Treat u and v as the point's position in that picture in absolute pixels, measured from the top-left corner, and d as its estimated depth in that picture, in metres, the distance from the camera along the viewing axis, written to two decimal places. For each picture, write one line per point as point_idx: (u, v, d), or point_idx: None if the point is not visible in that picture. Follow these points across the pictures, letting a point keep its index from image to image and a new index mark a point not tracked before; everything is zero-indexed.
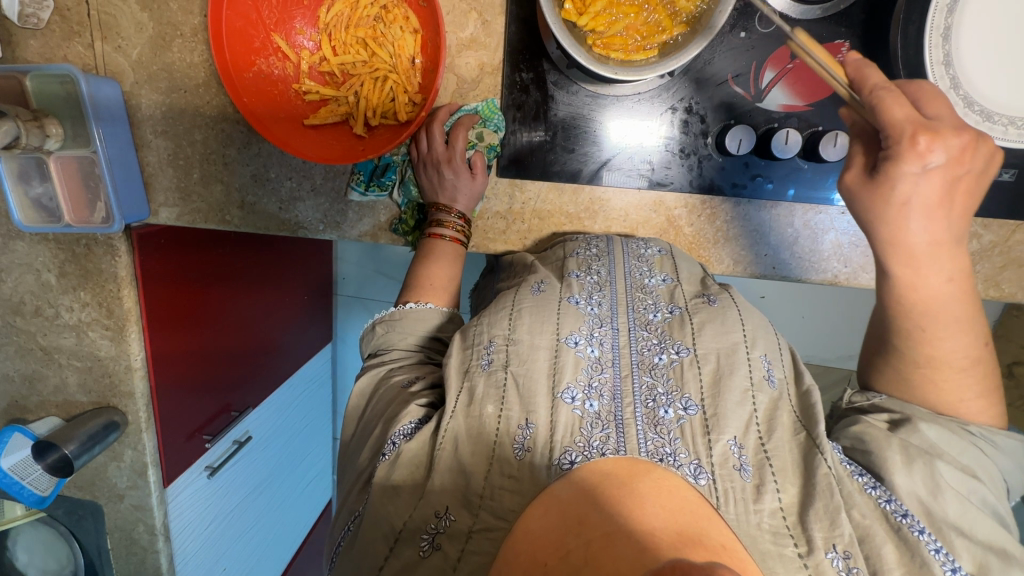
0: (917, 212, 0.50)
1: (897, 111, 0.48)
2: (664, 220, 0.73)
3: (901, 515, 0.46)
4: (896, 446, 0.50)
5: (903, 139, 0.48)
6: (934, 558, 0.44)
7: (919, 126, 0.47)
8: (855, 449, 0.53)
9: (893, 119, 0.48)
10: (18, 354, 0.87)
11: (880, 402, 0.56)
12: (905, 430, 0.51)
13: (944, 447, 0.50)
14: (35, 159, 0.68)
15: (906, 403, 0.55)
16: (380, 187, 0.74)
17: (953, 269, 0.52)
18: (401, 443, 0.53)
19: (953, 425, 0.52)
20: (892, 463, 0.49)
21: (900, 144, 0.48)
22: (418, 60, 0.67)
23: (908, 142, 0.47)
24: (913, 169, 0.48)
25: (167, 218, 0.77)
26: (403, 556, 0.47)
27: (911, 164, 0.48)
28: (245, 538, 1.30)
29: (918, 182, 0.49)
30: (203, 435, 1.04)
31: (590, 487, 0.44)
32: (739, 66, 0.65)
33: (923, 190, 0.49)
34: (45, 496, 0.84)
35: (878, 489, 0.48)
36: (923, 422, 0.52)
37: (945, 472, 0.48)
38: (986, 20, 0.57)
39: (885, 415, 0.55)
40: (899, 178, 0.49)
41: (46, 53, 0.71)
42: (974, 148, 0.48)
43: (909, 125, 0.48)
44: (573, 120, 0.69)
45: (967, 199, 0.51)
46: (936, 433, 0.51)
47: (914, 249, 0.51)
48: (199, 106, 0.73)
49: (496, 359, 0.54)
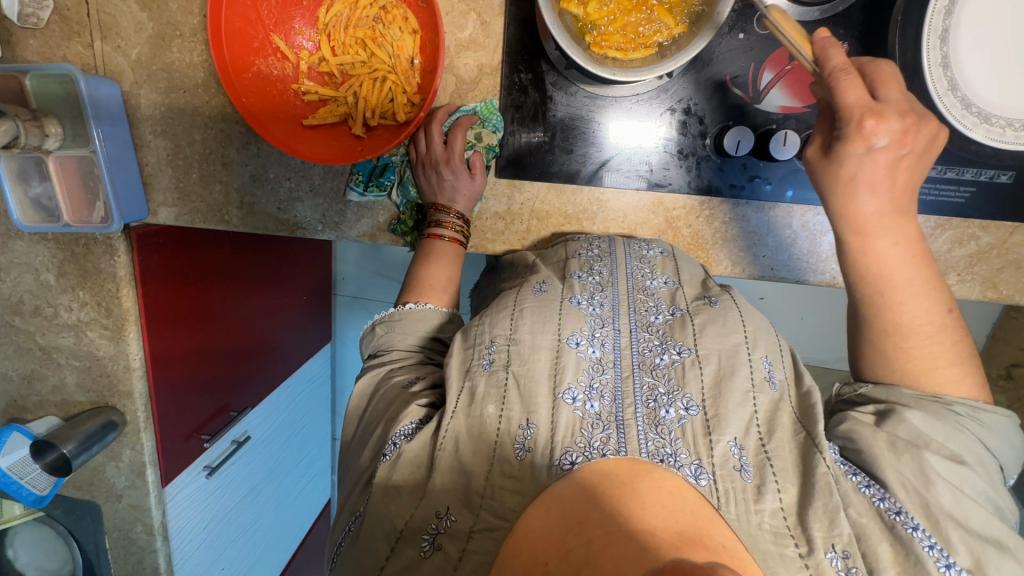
0: (863, 189, 0.52)
1: (849, 94, 0.49)
2: (662, 222, 0.73)
3: (894, 514, 0.46)
4: (883, 440, 0.50)
5: (850, 122, 0.50)
6: (929, 555, 0.44)
7: (866, 110, 0.49)
8: (847, 448, 0.52)
9: (845, 102, 0.50)
10: (17, 353, 0.87)
11: (867, 393, 0.56)
12: (891, 422, 0.52)
13: (930, 434, 0.50)
14: (34, 159, 0.68)
15: (891, 388, 0.55)
16: (378, 187, 0.74)
17: (901, 236, 0.53)
18: (402, 444, 0.53)
19: (936, 407, 0.52)
20: (883, 459, 0.49)
21: (849, 128, 0.50)
22: (417, 60, 0.67)
23: (855, 125, 0.49)
24: (858, 150, 0.50)
25: (166, 218, 0.77)
26: (404, 556, 0.47)
27: (856, 145, 0.50)
28: (244, 538, 1.30)
29: (863, 161, 0.51)
30: (202, 435, 1.05)
31: (590, 487, 0.44)
32: (738, 67, 0.65)
33: (870, 168, 0.51)
34: (43, 496, 0.84)
35: (871, 487, 0.48)
36: (908, 410, 0.52)
37: (935, 462, 0.48)
38: (983, 23, 0.57)
39: (871, 406, 0.55)
40: (847, 158, 0.51)
41: (46, 52, 0.71)
42: (917, 130, 0.50)
43: (857, 108, 0.49)
44: (573, 122, 0.69)
45: (912, 176, 0.53)
46: (921, 420, 0.51)
47: (863, 220, 0.53)
48: (198, 106, 0.73)
49: (497, 359, 0.55)
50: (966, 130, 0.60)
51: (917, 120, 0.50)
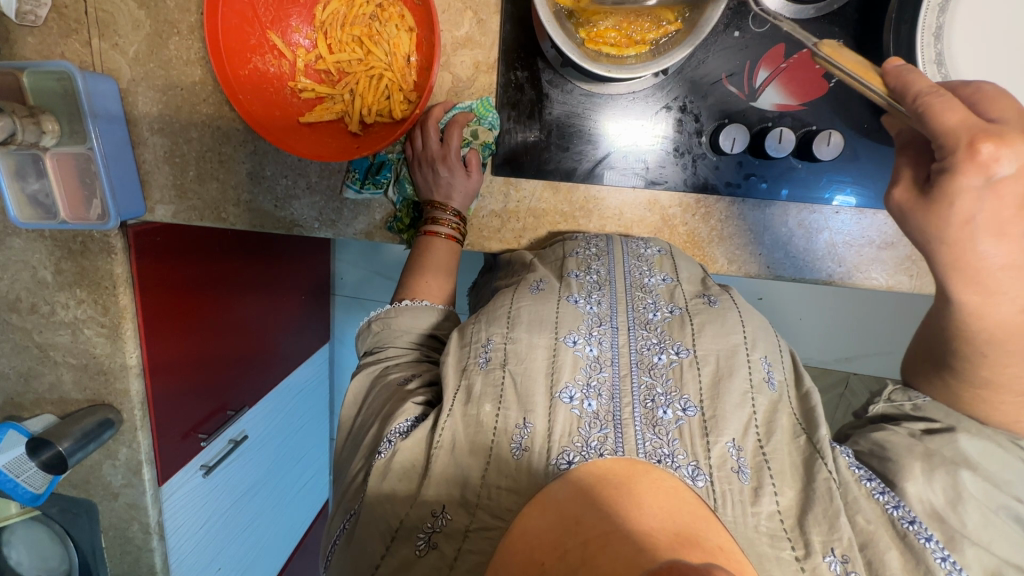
0: (986, 232, 0.43)
1: (951, 115, 0.41)
2: (658, 220, 0.73)
3: (908, 523, 0.46)
4: (919, 455, 0.49)
5: (960, 149, 0.41)
6: (940, 566, 0.43)
7: (978, 131, 0.41)
8: (872, 454, 0.53)
9: (945, 126, 0.42)
10: (15, 351, 0.87)
11: (923, 407, 0.54)
12: (940, 440, 0.50)
13: (981, 460, 0.49)
14: (31, 155, 0.68)
15: (951, 411, 0.53)
16: (375, 185, 0.74)
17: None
18: (397, 441, 0.53)
19: (1002, 437, 0.50)
20: (911, 471, 0.49)
21: (959, 153, 0.42)
22: (413, 58, 0.68)
23: (967, 150, 0.41)
24: (974, 182, 0.41)
25: (164, 216, 0.77)
26: (399, 555, 0.47)
27: (971, 175, 0.41)
28: (241, 537, 1.30)
29: (982, 197, 0.42)
30: (197, 434, 1.04)
31: (586, 487, 0.44)
32: (733, 64, 0.66)
33: (991, 207, 0.42)
34: (39, 495, 0.84)
35: (886, 494, 0.47)
36: (964, 434, 0.50)
37: (971, 482, 0.47)
38: (976, 21, 0.57)
39: (924, 424, 0.53)
40: (959, 193, 0.42)
41: (44, 50, 0.71)
42: None
43: (965, 130, 0.41)
44: (570, 119, 0.69)
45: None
46: (978, 447, 0.49)
47: (982, 271, 0.45)
48: (196, 103, 0.73)
49: (493, 357, 0.54)
50: None
51: None
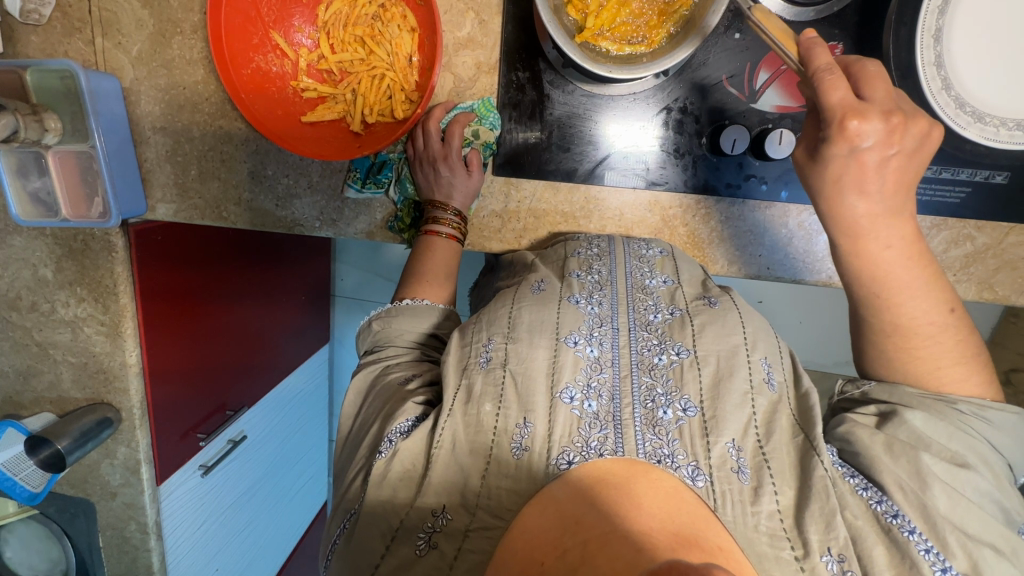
0: (851, 190, 0.50)
1: (833, 94, 0.47)
2: (659, 221, 0.73)
3: (891, 517, 0.45)
4: (880, 442, 0.49)
5: (833, 124, 0.48)
6: (924, 558, 0.43)
7: (849, 110, 0.48)
8: (845, 450, 0.52)
9: (829, 103, 0.48)
10: (14, 349, 0.87)
11: (869, 392, 0.55)
12: (892, 424, 0.51)
13: (931, 436, 0.49)
14: (34, 154, 0.68)
15: (894, 386, 0.54)
16: (376, 184, 0.74)
17: (894, 238, 0.52)
18: (398, 441, 0.52)
19: (940, 407, 0.51)
20: (881, 462, 0.48)
21: (832, 128, 0.48)
22: (416, 58, 0.68)
23: (838, 127, 0.48)
24: (843, 151, 0.49)
25: (165, 214, 0.77)
26: (398, 554, 0.47)
27: (840, 146, 0.48)
28: (240, 538, 1.30)
29: (847, 162, 0.49)
30: (197, 434, 1.04)
31: (586, 487, 0.44)
32: (733, 67, 0.66)
33: (855, 172, 0.49)
34: (36, 493, 0.84)
35: (869, 490, 0.47)
36: (909, 411, 0.51)
37: (932, 464, 0.47)
38: (976, 23, 0.58)
39: (873, 406, 0.54)
40: (831, 159, 0.50)
41: (47, 49, 0.71)
42: (904, 129, 0.48)
43: (840, 108, 0.48)
44: (571, 120, 0.69)
45: (905, 177, 0.50)
46: (923, 421, 0.50)
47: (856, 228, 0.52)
48: (198, 103, 0.73)
49: (494, 357, 0.54)
50: (960, 129, 0.61)
51: (905, 118, 0.48)
